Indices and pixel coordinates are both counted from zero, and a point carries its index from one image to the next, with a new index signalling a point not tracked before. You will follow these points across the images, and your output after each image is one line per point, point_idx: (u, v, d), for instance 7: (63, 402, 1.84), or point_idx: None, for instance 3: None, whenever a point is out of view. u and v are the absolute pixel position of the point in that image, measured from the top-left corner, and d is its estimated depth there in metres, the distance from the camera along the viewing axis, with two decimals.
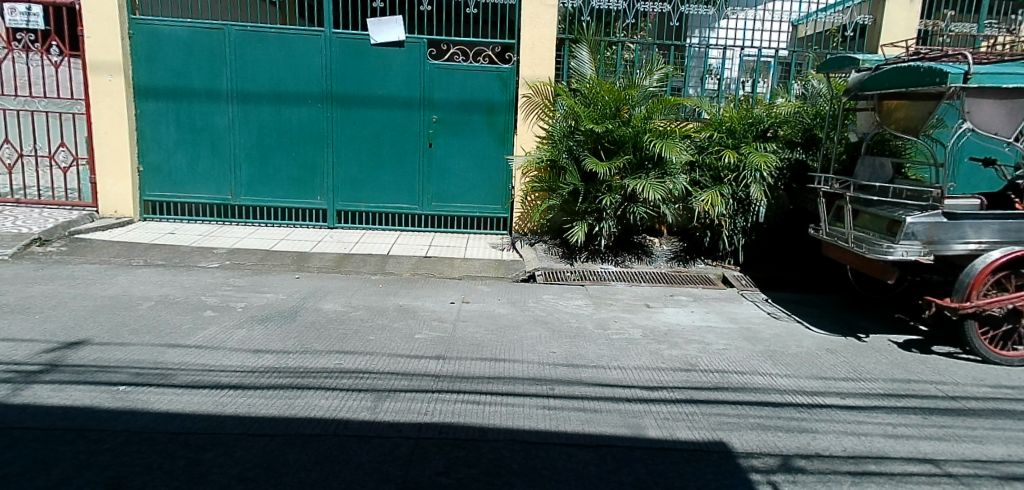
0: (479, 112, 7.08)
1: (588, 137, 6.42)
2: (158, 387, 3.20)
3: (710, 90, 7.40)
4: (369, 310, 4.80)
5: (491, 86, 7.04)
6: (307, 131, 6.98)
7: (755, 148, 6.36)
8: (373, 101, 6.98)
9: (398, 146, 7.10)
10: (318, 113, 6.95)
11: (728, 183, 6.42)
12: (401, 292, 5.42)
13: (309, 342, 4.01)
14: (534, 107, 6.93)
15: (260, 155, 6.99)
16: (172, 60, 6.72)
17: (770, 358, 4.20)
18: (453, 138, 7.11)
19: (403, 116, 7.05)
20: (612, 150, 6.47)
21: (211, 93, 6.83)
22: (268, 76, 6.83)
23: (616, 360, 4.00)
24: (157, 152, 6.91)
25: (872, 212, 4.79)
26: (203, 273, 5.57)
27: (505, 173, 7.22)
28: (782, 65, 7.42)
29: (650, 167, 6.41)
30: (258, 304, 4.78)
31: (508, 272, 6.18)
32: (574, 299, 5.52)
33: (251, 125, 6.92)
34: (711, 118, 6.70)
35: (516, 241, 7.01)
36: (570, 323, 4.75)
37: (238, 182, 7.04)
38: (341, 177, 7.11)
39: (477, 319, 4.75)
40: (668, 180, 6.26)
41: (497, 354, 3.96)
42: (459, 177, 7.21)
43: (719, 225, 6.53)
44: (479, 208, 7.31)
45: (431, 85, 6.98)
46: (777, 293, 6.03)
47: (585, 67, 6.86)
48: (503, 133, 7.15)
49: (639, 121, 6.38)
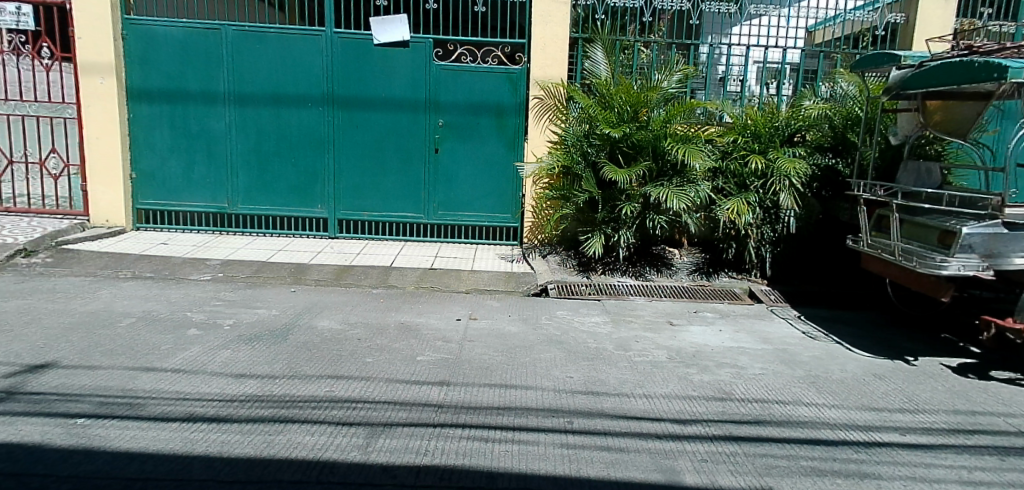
0: (488, 115, 6.71)
1: (604, 142, 6.05)
2: (123, 420, 2.82)
3: (732, 93, 7.00)
4: (367, 328, 4.40)
5: (501, 88, 6.67)
6: (307, 136, 6.64)
7: (783, 153, 5.95)
8: (377, 104, 6.63)
9: (403, 151, 6.74)
10: (319, 117, 6.61)
11: (755, 191, 6.00)
12: (404, 308, 5.01)
13: (299, 365, 3.62)
14: (546, 110, 6.58)
15: (259, 161, 6.66)
16: (166, 61, 6.41)
17: (813, 386, 3.77)
18: (461, 143, 6.75)
19: (408, 120, 6.69)
20: (631, 155, 6.07)
21: (206, 96, 6.51)
22: (266, 78, 6.52)
23: (641, 387, 3.57)
24: (150, 158, 6.59)
25: (920, 222, 4.34)
26: (192, 286, 5.20)
27: (516, 180, 6.83)
28: (808, 67, 7.02)
29: (670, 174, 6.00)
30: (248, 322, 4.40)
31: (519, 286, 5.77)
32: (590, 315, 5.10)
33: (249, 129, 6.60)
34: (735, 122, 6.28)
35: (528, 253, 6.61)
36: (588, 343, 4.32)
37: (235, 189, 6.69)
38: (343, 185, 6.75)
39: (486, 339, 4.33)
40: (691, 188, 5.85)
41: (508, 380, 3.55)
42: (467, 184, 6.82)
43: (745, 236, 6.10)
44: (488, 217, 6.92)
45: (438, 87, 6.63)
46: (810, 309, 5.59)
47: (600, 68, 6.53)
48: (514, 138, 6.78)
49: (659, 124, 5.98)
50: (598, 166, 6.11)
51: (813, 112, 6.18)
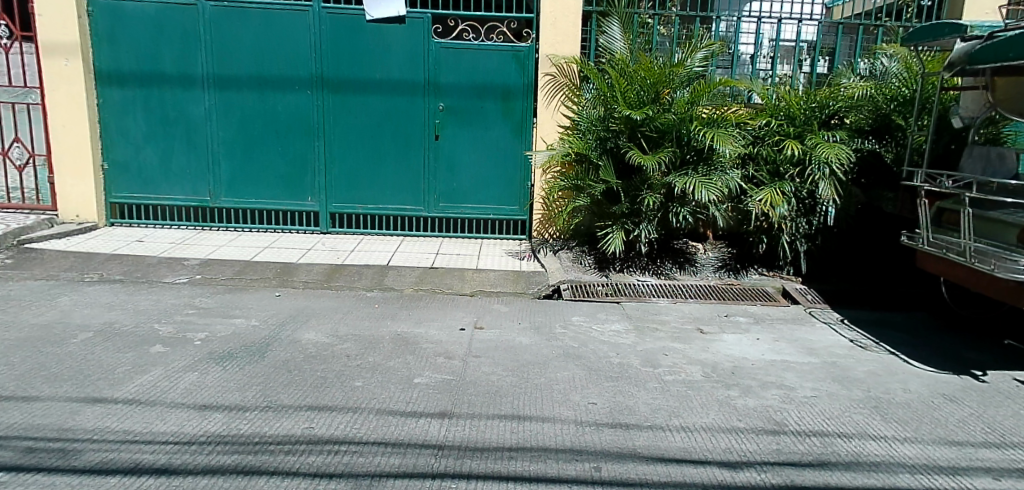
0: (493, 97, 6.12)
1: (623, 126, 5.47)
2: (48, 473, 2.30)
3: (761, 71, 6.36)
4: (359, 342, 3.86)
5: (507, 68, 6.07)
6: (295, 122, 6.07)
7: (822, 137, 5.33)
8: (371, 87, 6.05)
9: (400, 138, 6.16)
10: (308, 100, 6.03)
11: (790, 180, 5.42)
12: (401, 315, 4.47)
13: (275, 392, 3.10)
14: (558, 92, 6.02)
15: (243, 150, 6.10)
16: (138, 40, 5.83)
17: (876, 413, 3.22)
18: (464, 128, 6.17)
19: (405, 104, 6.10)
20: (656, 139, 5.46)
21: (184, 79, 5.94)
22: (250, 59, 5.94)
23: (678, 417, 3.04)
24: (125, 147, 6.04)
25: (995, 217, 3.77)
26: (165, 291, 4.67)
27: (523, 169, 6.26)
28: (845, 43, 6.37)
29: (696, 162, 5.42)
30: (222, 335, 3.86)
31: (528, 287, 5.22)
32: (610, 322, 4.55)
33: (231, 115, 6.03)
34: (767, 104, 5.73)
35: (538, 248, 6.06)
36: (610, 359, 3.78)
37: (218, 181, 6.14)
38: (336, 175, 6.19)
39: (494, 353, 3.79)
40: (723, 178, 5.25)
41: (520, 410, 3.01)
42: (471, 173, 6.26)
43: (778, 230, 5.51)
44: (494, 209, 6.35)
45: (438, 67, 6.03)
46: (852, 312, 5.03)
47: (617, 44, 5.90)
48: (521, 123, 6.19)
49: (684, 106, 5.39)
50: (618, 152, 5.57)
51: (856, 91, 5.56)
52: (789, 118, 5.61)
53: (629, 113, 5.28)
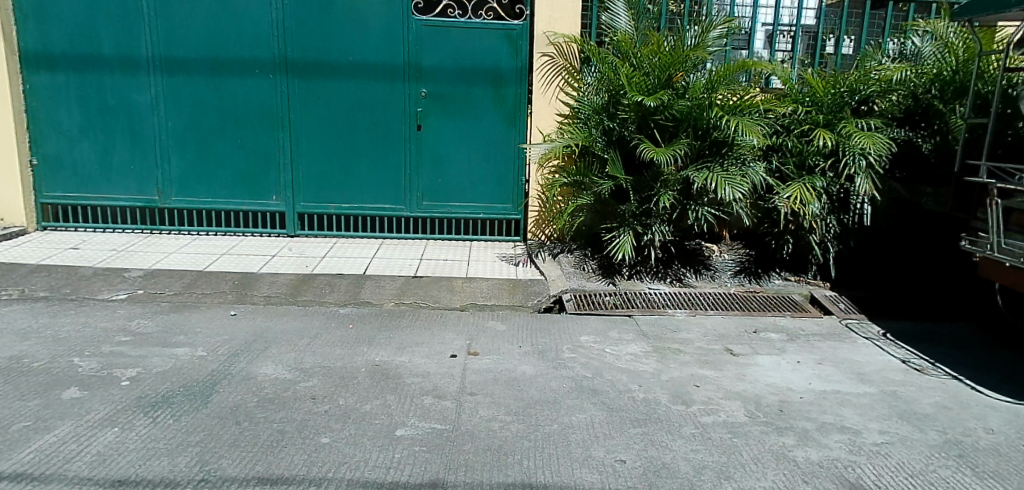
0: (482, 82, 5.41)
1: (633, 115, 4.81)
2: None
3: (781, 52, 5.71)
4: (328, 377, 3.17)
5: (497, 48, 5.35)
6: (257, 110, 5.31)
7: (856, 125, 4.75)
8: (343, 70, 5.31)
9: (377, 129, 5.45)
10: (271, 86, 5.28)
11: (819, 175, 4.81)
12: (380, 337, 3.78)
13: (214, 458, 2.39)
14: (557, 76, 5.35)
15: (197, 143, 5.33)
16: (68, 16, 5.00)
17: (968, 464, 2.61)
18: (449, 117, 5.46)
19: (382, 90, 5.37)
20: (670, 129, 4.81)
21: (124, 61, 5.13)
22: (201, 38, 5.15)
23: (730, 481, 2.40)
24: (56, 140, 5.24)
25: None
26: (96, 312, 3.91)
27: (517, 163, 5.58)
28: (873, 21, 5.73)
29: (715, 155, 4.77)
30: (159, 372, 3.14)
31: (526, 299, 4.56)
32: (625, 342, 3.91)
33: (182, 103, 5.25)
34: (790, 90, 5.09)
35: (535, 252, 5.39)
36: (633, 394, 3.13)
37: (167, 178, 5.36)
38: (304, 170, 5.46)
39: (493, 390, 3.13)
40: (746, 173, 4.63)
41: (532, 478, 2.34)
42: (458, 168, 5.57)
43: (806, 231, 4.91)
44: (484, 208, 5.67)
45: (419, 48, 5.30)
46: (893, 324, 4.46)
47: (621, 21, 5.21)
48: (514, 111, 5.49)
49: (700, 93, 4.75)
50: (624, 144, 4.95)
51: (888, 74, 4.88)
52: (812, 103, 4.96)
53: (639, 100, 4.63)
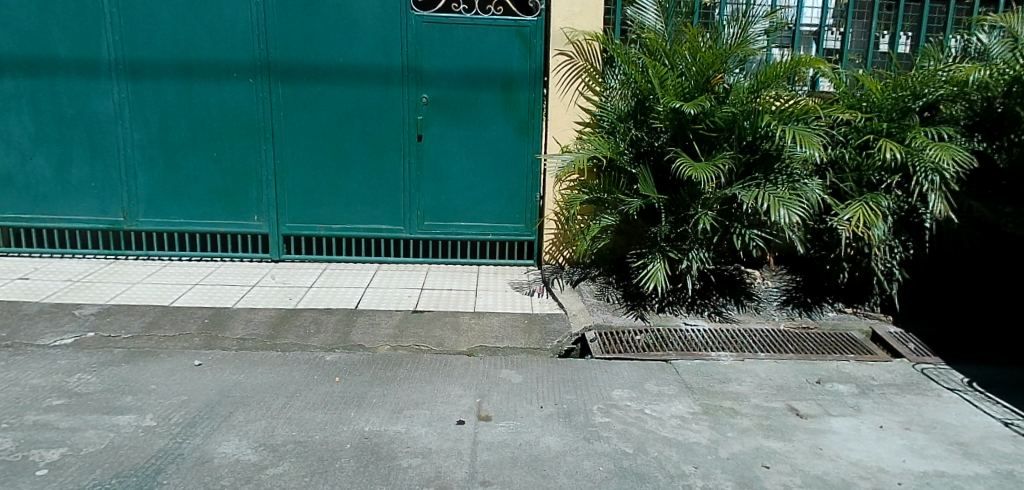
0: (490, 87, 4.77)
1: (669, 122, 4.15)
2: None
3: (827, 50, 5.05)
4: (303, 460, 2.51)
5: (507, 48, 4.71)
6: (236, 120, 4.69)
7: (925, 134, 4.13)
8: (333, 73, 4.67)
9: (372, 140, 4.81)
10: (251, 93, 4.65)
11: (883, 192, 4.18)
12: (371, 395, 3.12)
13: None
14: (576, 78, 4.71)
15: (167, 158, 4.70)
16: (17, 14, 4.38)
17: None
18: (453, 126, 4.82)
19: (377, 95, 4.74)
20: (709, 140, 4.14)
21: (84, 64, 4.51)
22: (171, 38, 4.52)
23: None
24: (9, 154, 4.62)
25: None
26: (32, 364, 3.26)
27: (530, 177, 4.93)
28: (932, 15, 5.06)
29: (763, 171, 4.09)
30: (90, 454, 2.48)
31: (544, 340, 3.88)
32: (666, 399, 3.24)
33: (149, 112, 4.62)
34: (843, 93, 4.54)
35: (551, 279, 4.73)
36: (689, 482, 2.47)
37: (134, 198, 4.73)
38: (289, 188, 4.83)
39: (512, 477, 2.46)
40: (801, 191, 3.96)
41: None
42: (463, 184, 4.93)
43: (867, 255, 4.27)
44: (493, 228, 5.02)
45: (419, 48, 4.66)
46: (977, 368, 3.80)
47: (648, 16, 4.55)
48: (527, 119, 4.84)
49: (744, 98, 4.10)
50: (657, 157, 4.32)
51: (960, 74, 4.20)
52: (870, 109, 4.41)
53: (675, 105, 3.96)
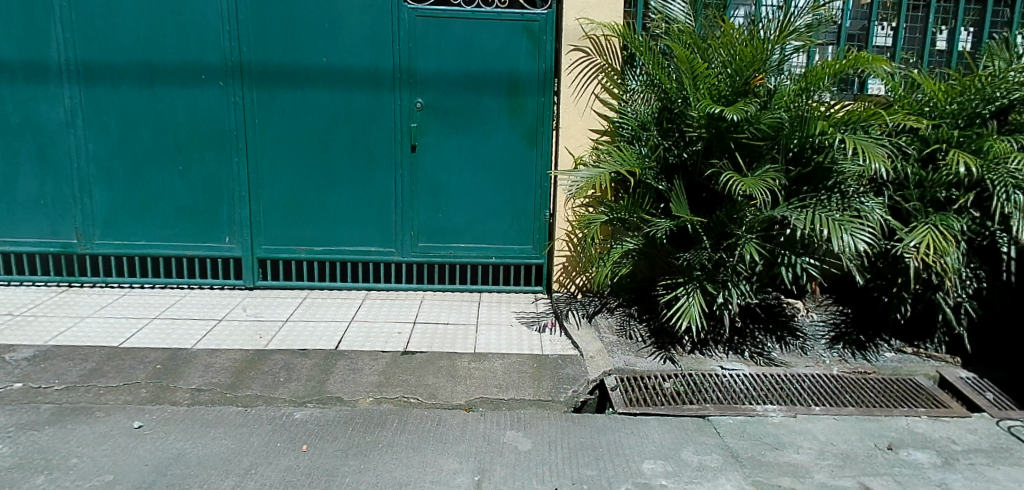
0: (494, 90, 4.18)
1: (705, 128, 3.51)
2: None
3: (877, 48, 4.42)
4: None
5: (513, 46, 4.12)
6: (203, 128, 4.11)
7: (1005, 143, 3.50)
8: (314, 75, 4.09)
9: (359, 150, 4.22)
10: (220, 98, 4.08)
11: (956, 213, 3.54)
12: (344, 473, 2.51)
13: None
14: (591, 82, 4.12)
15: (126, 171, 4.13)
16: None
17: None
18: (452, 135, 4.23)
19: (365, 100, 4.15)
20: (750, 150, 3.50)
21: (29, 66, 3.95)
22: (128, 36, 3.95)
23: None
24: None
25: None
26: None
27: (539, 192, 4.33)
28: (997, 8, 4.42)
29: (820, 190, 3.38)
30: None
31: (556, 390, 3.26)
32: (711, 475, 2.61)
33: (105, 120, 4.05)
34: (901, 97, 3.91)
35: (563, 311, 4.12)
36: None
37: (88, 217, 4.16)
38: (265, 205, 4.25)
39: None
40: (860, 211, 3.29)
41: None
42: (462, 201, 4.33)
43: (937, 287, 3.64)
44: (497, 249, 4.42)
45: (412, 46, 4.08)
46: None
47: (675, 7, 3.94)
48: (536, 126, 4.25)
49: (791, 101, 3.47)
50: (688, 172, 3.74)
51: None
52: (933, 115, 3.78)
53: (716, 109, 3.32)
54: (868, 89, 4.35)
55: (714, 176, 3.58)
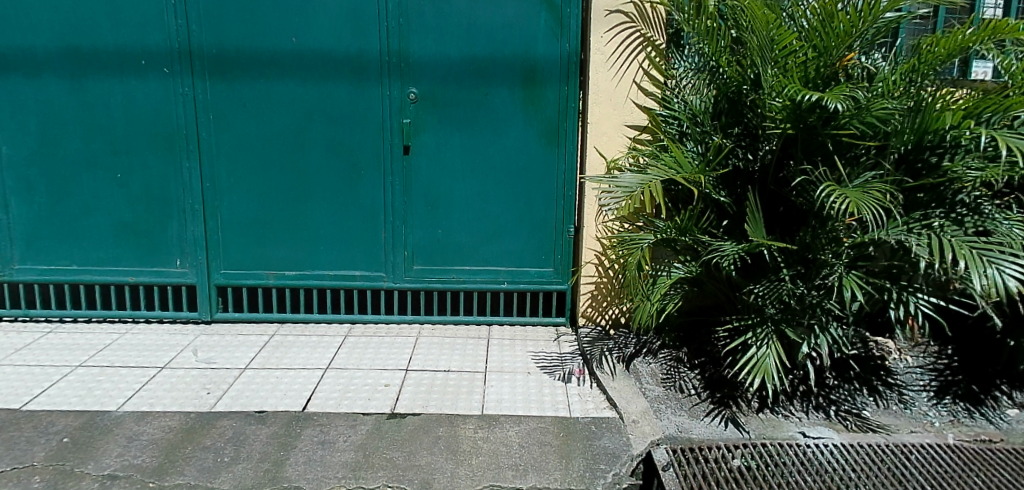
0: (505, 77, 3.35)
1: (789, 120, 2.58)
2: None
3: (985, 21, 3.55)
4: None
5: (528, 22, 3.29)
6: (144, 126, 3.32)
7: None
8: (281, 60, 3.28)
9: (338, 153, 3.41)
10: (165, 88, 3.28)
11: None
12: None
13: None
14: (629, 63, 3.27)
15: (52, 180, 3.35)
16: None
17: None
18: (453, 133, 3.41)
19: (344, 90, 3.33)
20: (844, 147, 2.63)
21: None
22: (46, 11, 3.14)
23: None
24: None
25: None
26: None
27: (561, 203, 3.51)
28: None
29: (944, 209, 2.51)
30: None
31: (593, 473, 2.40)
32: None
33: (23, 118, 3.28)
34: None
35: (595, 354, 3.29)
36: None
37: (7, 237, 3.41)
38: (223, 220, 3.46)
39: None
40: (1002, 234, 2.40)
41: None
42: (466, 213, 3.52)
43: None
44: (509, 272, 3.60)
45: (403, 22, 3.25)
46: None
47: None
48: (557, 121, 3.42)
49: (897, 90, 2.64)
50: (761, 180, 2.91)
51: None
52: None
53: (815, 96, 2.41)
54: (973, 73, 3.47)
55: (799, 186, 2.73)
